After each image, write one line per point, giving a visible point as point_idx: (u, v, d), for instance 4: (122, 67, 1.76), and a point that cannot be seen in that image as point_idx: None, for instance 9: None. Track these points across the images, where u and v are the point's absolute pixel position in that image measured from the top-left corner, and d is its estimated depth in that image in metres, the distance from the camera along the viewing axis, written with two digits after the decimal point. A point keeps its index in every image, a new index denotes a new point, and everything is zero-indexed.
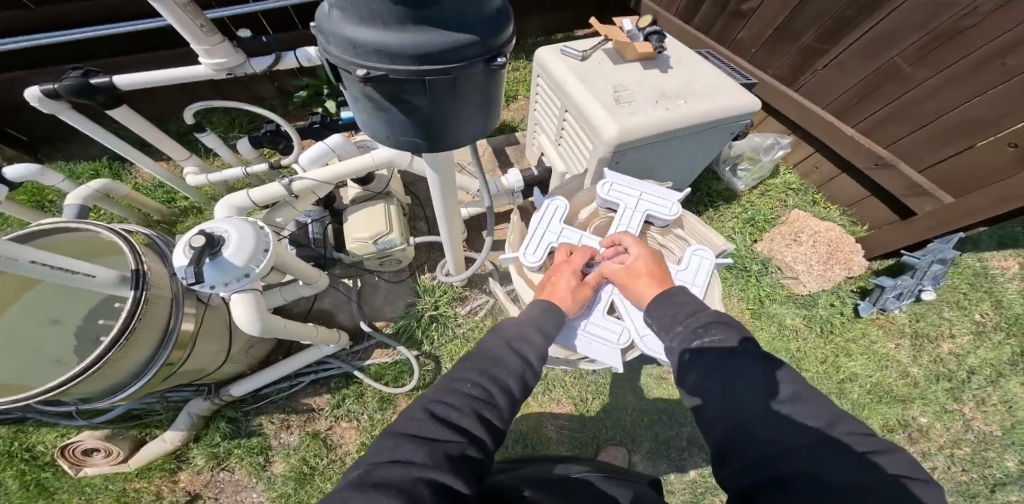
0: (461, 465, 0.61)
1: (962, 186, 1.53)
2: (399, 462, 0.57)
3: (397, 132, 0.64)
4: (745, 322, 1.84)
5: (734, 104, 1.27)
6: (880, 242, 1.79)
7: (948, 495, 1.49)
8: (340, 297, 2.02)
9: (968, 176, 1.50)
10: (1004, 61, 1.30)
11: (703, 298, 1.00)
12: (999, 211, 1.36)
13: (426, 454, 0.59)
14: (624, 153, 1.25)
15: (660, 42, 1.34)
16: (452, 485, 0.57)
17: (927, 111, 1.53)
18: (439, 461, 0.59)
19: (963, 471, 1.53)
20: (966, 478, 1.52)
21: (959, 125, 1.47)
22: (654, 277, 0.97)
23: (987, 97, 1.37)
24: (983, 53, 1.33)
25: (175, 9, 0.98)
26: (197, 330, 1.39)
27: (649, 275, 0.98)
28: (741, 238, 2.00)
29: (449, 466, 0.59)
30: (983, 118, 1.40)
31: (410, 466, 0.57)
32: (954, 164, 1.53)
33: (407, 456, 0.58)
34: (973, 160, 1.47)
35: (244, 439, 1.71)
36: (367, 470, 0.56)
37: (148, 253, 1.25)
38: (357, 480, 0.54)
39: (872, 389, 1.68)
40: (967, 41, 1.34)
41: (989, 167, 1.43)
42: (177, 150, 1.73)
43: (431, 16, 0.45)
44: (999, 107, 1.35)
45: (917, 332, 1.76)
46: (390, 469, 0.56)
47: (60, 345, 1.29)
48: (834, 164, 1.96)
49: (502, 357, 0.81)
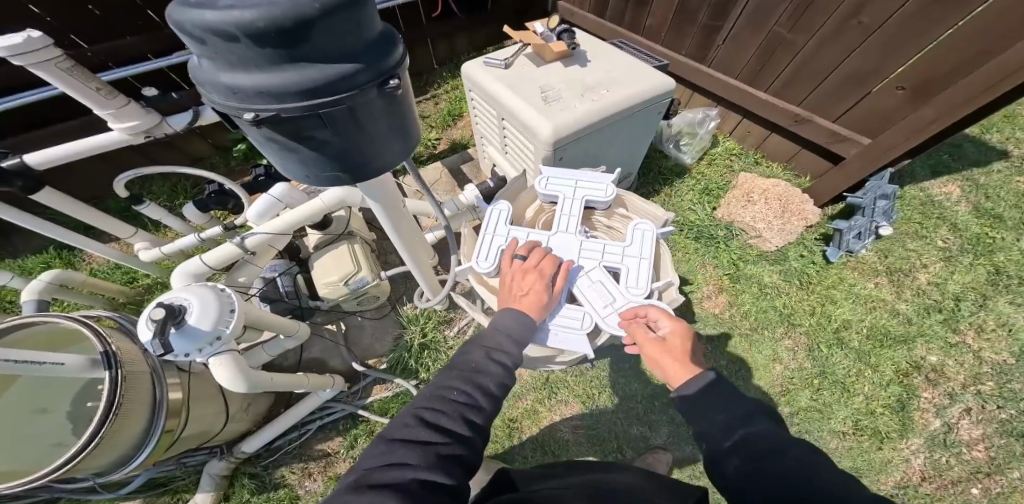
0: (448, 474, 0.58)
1: (873, 126, 1.63)
2: (394, 465, 0.56)
3: (313, 169, 0.65)
4: (725, 288, 1.88)
5: (653, 84, 1.33)
6: (824, 189, 1.88)
7: (997, 437, 1.50)
8: (328, 344, 1.98)
9: (877, 116, 1.59)
10: (859, 20, 1.45)
11: (651, 271, 1.00)
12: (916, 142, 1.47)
13: (419, 456, 0.58)
14: (564, 149, 1.29)
15: (572, 39, 1.40)
16: (442, 489, 0.56)
17: (818, 69, 1.66)
18: (430, 465, 0.57)
19: (1000, 409, 1.54)
20: (1006, 416, 1.53)
21: (849, 77, 1.59)
22: (690, 355, 0.81)
23: (861, 50, 1.51)
24: (841, 14, 1.48)
25: (60, 74, 1.03)
26: (188, 396, 1.41)
27: (682, 350, 0.81)
28: (701, 208, 2.05)
29: (438, 478, 0.57)
30: (868, 68, 1.53)
31: (406, 469, 0.56)
32: (861, 109, 1.63)
33: (402, 459, 0.57)
34: (873, 105, 1.59)
35: (272, 492, 1.73)
36: (361, 475, 0.55)
37: (114, 336, 1.25)
38: (354, 483, 0.54)
39: (870, 332, 1.71)
40: (824, 6, 1.50)
41: (884, 110, 1.56)
42: (122, 228, 1.77)
43: (303, 54, 0.46)
44: (875, 56, 1.48)
45: (891, 268, 1.81)
46: (385, 472, 0.55)
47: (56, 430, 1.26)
48: (763, 127, 2.04)
49: (484, 364, 0.73)
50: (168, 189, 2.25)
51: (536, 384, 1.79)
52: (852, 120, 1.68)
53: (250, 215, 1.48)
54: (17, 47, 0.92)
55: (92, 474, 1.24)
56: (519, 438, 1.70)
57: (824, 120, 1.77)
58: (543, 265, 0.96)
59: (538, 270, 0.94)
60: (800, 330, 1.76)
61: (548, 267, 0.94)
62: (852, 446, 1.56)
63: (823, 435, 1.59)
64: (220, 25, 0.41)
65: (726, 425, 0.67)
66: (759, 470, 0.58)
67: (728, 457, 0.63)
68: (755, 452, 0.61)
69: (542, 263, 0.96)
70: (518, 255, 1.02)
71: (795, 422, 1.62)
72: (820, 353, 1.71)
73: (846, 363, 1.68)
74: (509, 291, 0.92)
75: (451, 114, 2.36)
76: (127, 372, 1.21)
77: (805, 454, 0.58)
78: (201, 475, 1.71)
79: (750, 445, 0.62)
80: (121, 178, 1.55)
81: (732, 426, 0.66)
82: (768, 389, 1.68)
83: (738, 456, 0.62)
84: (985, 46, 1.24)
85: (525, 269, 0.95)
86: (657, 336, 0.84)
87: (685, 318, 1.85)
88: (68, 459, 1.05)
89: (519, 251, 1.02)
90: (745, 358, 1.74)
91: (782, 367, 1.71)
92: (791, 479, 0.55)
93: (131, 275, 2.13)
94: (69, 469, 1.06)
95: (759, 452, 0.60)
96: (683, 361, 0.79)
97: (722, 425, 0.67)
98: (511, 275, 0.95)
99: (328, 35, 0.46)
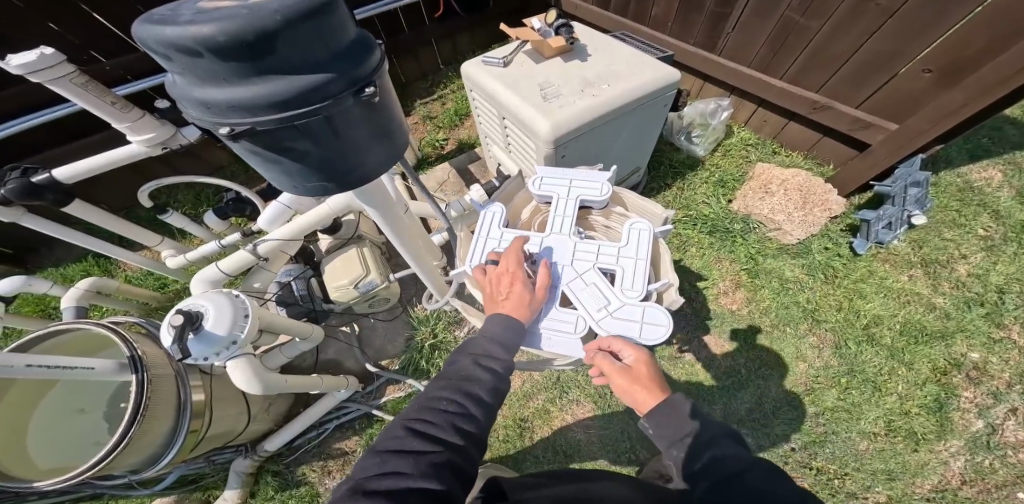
0: (446, 482, 0.57)
1: (899, 110, 1.53)
2: (387, 475, 0.55)
3: (300, 180, 0.66)
4: (743, 283, 1.80)
5: (655, 76, 1.28)
6: (849, 177, 1.77)
7: None
8: (343, 345, 2.02)
9: (903, 100, 1.49)
10: (877, 2, 1.36)
11: (648, 272, 0.97)
12: (944, 127, 1.36)
13: (412, 465, 0.56)
14: (566, 145, 1.26)
15: (570, 34, 1.37)
16: (437, 497, 0.55)
17: (837, 53, 1.56)
18: (425, 473, 0.56)
19: None
20: None
21: (870, 61, 1.50)
22: (656, 377, 0.81)
23: (880, 32, 1.41)
24: None
25: (76, 89, 1.08)
26: (211, 397, 1.47)
27: (647, 375, 0.81)
28: (716, 201, 1.98)
29: (435, 486, 0.55)
30: (888, 51, 1.44)
31: (400, 478, 0.55)
32: (887, 93, 1.53)
33: (395, 468, 0.56)
34: (898, 89, 1.49)
35: (294, 489, 1.79)
36: (354, 487, 0.54)
37: (140, 341, 1.30)
38: (348, 494, 0.53)
39: (904, 328, 1.61)
40: None
41: (911, 94, 1.46)
42: (150, 237, 1.85)
43: (270, 66, 0.46)
44: (896, 39, 1.39)
45: (926, 260, 1.69)
46: (379, 482, 0.54)
47: (94, 429, 1.34)
48: (780, 115, 1.95)
49: (472, 371, 0.73)
50: (192, 198, 2.35)
51: (547, 384, 1.77)
52: (877, 105, 1.58)
53: (261, 221, 1.48)
54: (33, 64, 0.96)
55: (129, 472, 1.30)
56: (531, 438, 1.68)
57: (846, 106, 1.67)
58: (514, 262, 0.93)
59: (511, 269, 0.91)
60: (826, 326, 1.67)
61: (518, 263, 0.92)
62: (884, 448, 1.47)
63: (852, 437, 1.51)
64: (181, 42, 0.42)
65: (694, 447, 0.67)
66: (723, 493, 0.57)
67: (697, 481, 0.62)
68: (722, 474, 0.60)
69: (513, 261, 0.93)
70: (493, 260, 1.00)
71: (821, 423, 1.54)
72: (849, 351, 1.62)
73: (877, 361, 1.58)
74: (491, 298, 0.90)
75: (458, 114, 2.37)
76: (154, 375, 1.26)
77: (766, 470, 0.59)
78: (228, 473, 1.78)
79: (716, 467, 0.62)
80: (145, 189, 1.59)
81: (701, 446, 0.66)
82: (790, 389, 1.61)
83: (707, 480, 0.61)
84: (1017, 24, 1.14)
85: (497, 272, 0.92)
86: (623, 367, 0.81)
87: (701, 315, 1.78)
88: (103, 458, 1.10)
89: (490, 257, 0.99)
90: (767, 357, 1.67)
91: (806, 365, 1.63)
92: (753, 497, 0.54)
93: (162, 281, 2.23)
94: (103, 467, 1.11)
95: (724, 475, 0.60)
96: (652, 387, 0.79)
97: (693, 448, 0.67)
98: (488, 281, 0.93)
99: (293, 46, 0.46)
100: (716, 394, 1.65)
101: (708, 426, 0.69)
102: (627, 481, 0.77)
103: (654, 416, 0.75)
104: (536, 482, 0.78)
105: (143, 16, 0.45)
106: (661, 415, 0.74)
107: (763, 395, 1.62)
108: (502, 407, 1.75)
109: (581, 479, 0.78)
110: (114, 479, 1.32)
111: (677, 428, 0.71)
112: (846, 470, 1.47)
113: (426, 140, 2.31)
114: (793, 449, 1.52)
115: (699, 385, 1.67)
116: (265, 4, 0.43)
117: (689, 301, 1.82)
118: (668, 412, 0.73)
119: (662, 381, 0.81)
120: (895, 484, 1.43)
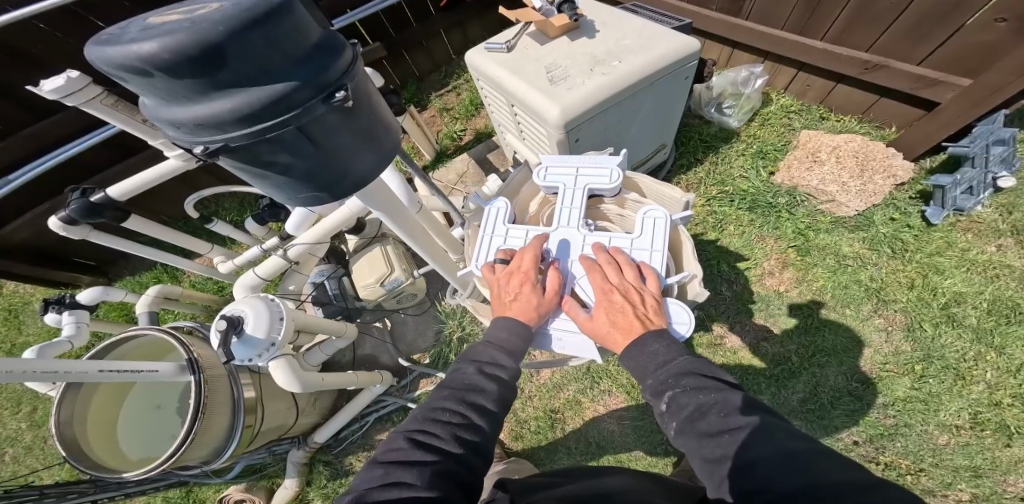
0: (449, 494, 0.55)
1: (973, 65, 1.32)
2: (391, 486, 0.54)
3: (293, 191, 0.65)
4: (792, 262, 1.63)
5: (672, 48, 1.17)
6: (916, 138, 1.53)
7: None
8: (377, 341, 2.08)
9: (976, 53, 1.28)
10: None
11: (661, 268, 0.89)
12: None
13: (417, 475, 0.55)
14: (579, 129, 1.18)
15: (574, 9, 1.27)
16: None
17: (886, 7, 1.37)
18: (427, 484, 0.54)
19: None
20: None
21: (933, 11, 1.29)
22: (635, 316, 0.75)
23: None
24: None
25: (107, 110, 1.10)
26: (261, 393, 1.55)
27: (624, 318, 0.76)
28: (755, 174, 1.80)
29: (439, 498, 0.53)
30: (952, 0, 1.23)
31: (404, 489, 0.53)
32: (952, 47, 1.33)
33: (398, 478, 0.54)
34: (969, 41, 1.28)
35: (344, 477, 1.90)
36: (356, 499, 0.53)
37: (195, 345, 1.37)
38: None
39: (992, 307, 1.39)
40: None
41: (984, 47, 1.26)
42: (201, 244, 1.94)
43: (224, 81, 0.44)
44: None
45: (1017, 227, 1.45)
46: (382, 494, 0.53)
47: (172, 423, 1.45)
48: (827, 77, 1.73)
49: (477, 380, 0.71)
50: (236, 206, 2.50)
51: (577, 375, 1.71)
52: (943, 59, 1.37)
53: (287, 227, 1.41)
54: (64, 88, 0.97)
55: (203, 462, 1.40)
56: (562, 430, 1.66)
57: (903, 63, 1.46)
58: (527, 262, 0.89)
59: (522, 269, 0.88)
60: (895, 307, 1.48)
61: (531, 263, 0.88)
62: (968, 443, 1.29)
63: (929, 430, 1.33)
64: (129, 62, 0.41)
65: (655, 388, 0.66)
66: (698, 426, 0.59)
67: (667, 421, 0.64)
68: (690, 411, 0.61)
69: (526, 260, 0.89)
70: (501, 259, 0.96)
71: (891, 415, 1.38)
72: (923, 333, 1.43)
73: (959, 346, 1.38)
74: (497, 298, 0.87)
75: (474, 104, 2.33)
76: (210, 375, 1.33)
77: (721, 387, 0.62)
78: (286, 463, 1.90)
79: (682, 405, 0.62)
80: (190, 201, 1.59)
81: (661, 387, 0.65)
82: (853, 378, 1.44)
83: (675, 419, 0.62)
84: None
85: (507, 272, 0.89)
86: (588, 317, 0.81)
87: (742, 299, 1.64)
88: (175, 452, 1.19)
89: (501, 256, 0.96)
90: (822, 344, 1.51)
91: (873, 350, 1.46)
92: (735, 465, 0.51)
93: (219, 285, 2.36)
94: (176, 460, 1.20)
95: (692, 408, 0.61)
96: (627, 324, 0.75)
97: (653, 387, 0.67)
98: (496, 280, 0.89)
99: (245, 58, 0.43)
100: (760, 384, 1.52)
101: (675, 364, 0.67)
102: (635, 473, 0.76)
103: (629, 357, 0.71)
104: (552, 479, 0.73)
105: (95, 40, 0.45)
106: (636, 355, 0.70)
107: (819, 385, 1.47)
108: (533, 399, 1.72)
109: (601, 472, 0.76)
110: (193, 468, 1.43)
111: (642, 372, 0.69)
112: (921, 465, 1.31)
113: (444, 132, 2.30)
114: (855, 442, 1.38)
115: (742, 371, 1.55)
116: (209, 15, 0.42)
117: (729, 284, 1.68)
118: (642, 352, 0.70)
119: (646, 320, 0.75)
120: (981, 482, 1.25)
